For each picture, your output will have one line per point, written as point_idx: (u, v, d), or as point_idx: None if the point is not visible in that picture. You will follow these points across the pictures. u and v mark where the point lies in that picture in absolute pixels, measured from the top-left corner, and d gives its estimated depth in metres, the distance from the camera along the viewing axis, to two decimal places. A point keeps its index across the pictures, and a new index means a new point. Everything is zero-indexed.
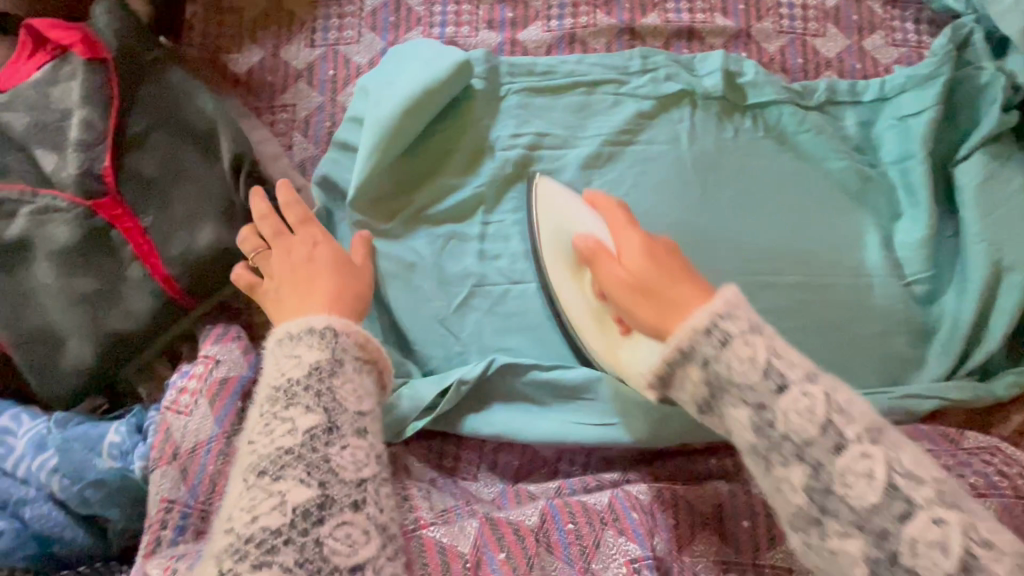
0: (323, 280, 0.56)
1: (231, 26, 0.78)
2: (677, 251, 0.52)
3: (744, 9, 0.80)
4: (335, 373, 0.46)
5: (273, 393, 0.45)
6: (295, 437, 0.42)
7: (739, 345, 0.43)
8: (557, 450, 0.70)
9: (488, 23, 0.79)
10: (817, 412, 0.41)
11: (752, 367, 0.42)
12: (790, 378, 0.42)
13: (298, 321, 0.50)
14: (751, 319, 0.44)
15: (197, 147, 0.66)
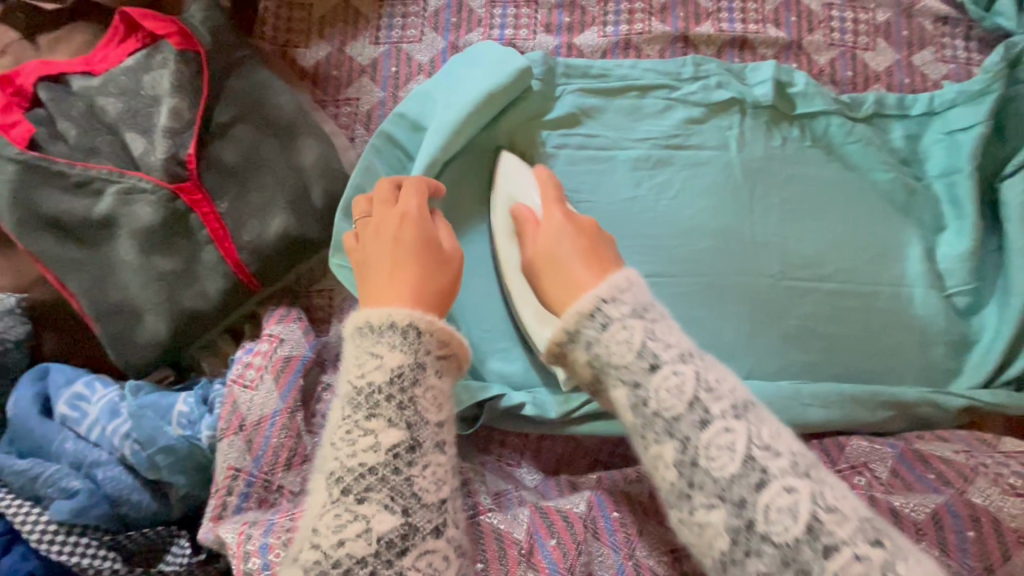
0: (407, 271, 0.52)
1: (301, 21, 0.81)
2: (599, 241, 0.54)
3: (796, 21, 0.82)
4: (417, 382, 0.46)
5: (351, 397, 0.45)
6: (377, 453, 0.42)
7: (617, 330, 0.45)
8: (598, 442, 0.73)
9: (546, 27, 0.82)
10: (627, 345, 0.44)
11: (625, 347, 0.44)
12: (713, 412, 0.41)
13: (375, 312, 0.48)
14: (640, 299, 0.47)
15: (273, 139, 0.70)
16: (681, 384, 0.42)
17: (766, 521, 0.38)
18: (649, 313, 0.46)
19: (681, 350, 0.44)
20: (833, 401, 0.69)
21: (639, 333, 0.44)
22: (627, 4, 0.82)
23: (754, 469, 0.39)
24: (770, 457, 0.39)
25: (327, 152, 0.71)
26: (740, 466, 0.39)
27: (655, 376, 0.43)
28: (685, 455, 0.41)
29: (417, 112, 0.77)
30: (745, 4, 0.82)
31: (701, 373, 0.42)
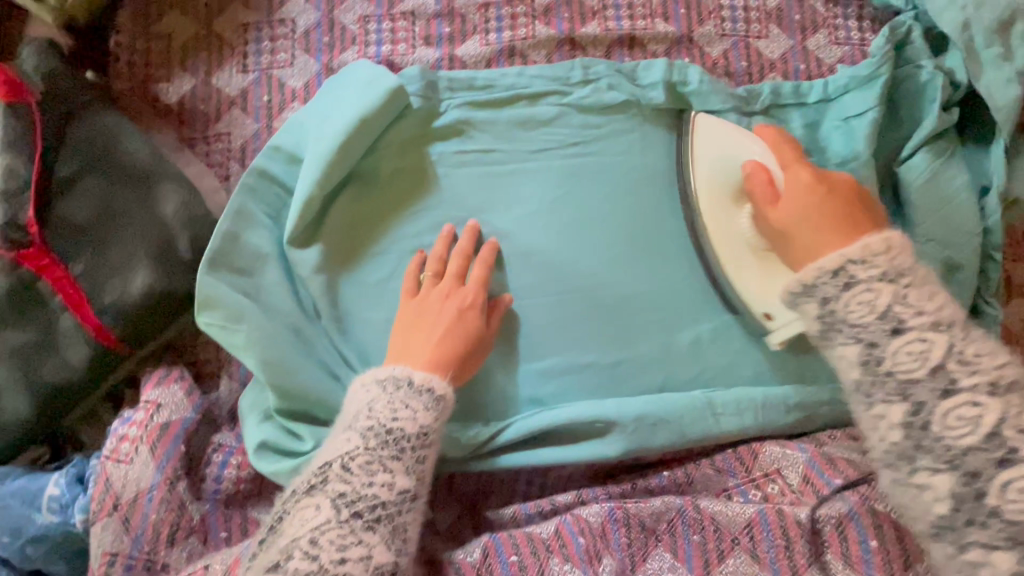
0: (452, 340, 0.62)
1: (160, 53, 0.75)
2: (846, 207, 0.58)
3: (685, 13, 0.78)
4: (432, 443, 0.56)
5: (376, 431, 0.54)
6: (390, 492, 0.52)
7: (861, 292, 0.50)
8: (514, 472, 0.71)
9: (425, 39, 0.77)
10: (867, 307, 0.49)
11: (865, 308, 0.49)
12: (907, 323, 0.48)
13: (418, 371, 0.58)
14: (896, 263, 0.50)
15: (129, 190, 0.64)
16: (926, 351, 0.47)
17: (938, 399, 0.46)
18: (902, 277, 0.49)
19: (932, 319, 0.48)
20: (744, 407, 0.70)
21: (887, 298, 0.49)
22: (509, 8, 0.78)
23: (945, 378, 0.46)
24: (969, 373, 0.46)
25: (191, 199, 0.66)
26: (928, 372, 0.47)
27: (898, 340, 0.48)
28: (915, 420, 0.47)
29: (293, 144, 0.72)
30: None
31: (951, 343, 0.47)
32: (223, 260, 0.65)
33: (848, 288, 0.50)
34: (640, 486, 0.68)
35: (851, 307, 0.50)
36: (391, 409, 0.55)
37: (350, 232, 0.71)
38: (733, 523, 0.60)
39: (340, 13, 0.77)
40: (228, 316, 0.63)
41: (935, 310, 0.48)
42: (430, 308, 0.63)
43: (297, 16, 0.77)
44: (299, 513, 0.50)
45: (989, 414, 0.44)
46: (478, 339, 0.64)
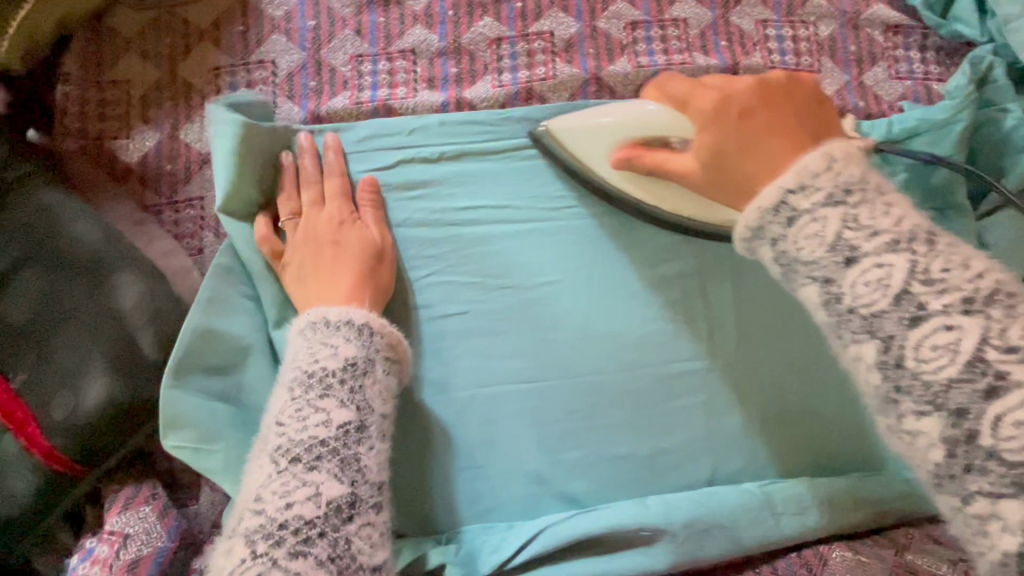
0: (333, 277, 0.55)
1: (115, 104, 0.64)
2: (782, 104, 0.43)
3: (727, 45, 0.68)
4: (362, 440, 0.42)
5: (286, 448, 0.40)
6: (328, 428, 0.41)
7: (807, 222, 0.36)
8: None
9: (428, 81, 0.66)
10: (819, 241, 0.35)
11: (817, 242, 0.35)
12: (862, 249, 0.34)
13: (332, 310, 0.49)
14: (848, 176, 0.36)
15: (80, 283, 0.54)
16: (886, 275, 0.33)
17: (908, 330, 0.32)
18: (854, 194, 0.36)
19: (890, 237, 0.34)
20: (808, 505, 0.59)
21: (838, 222, 0.35)
22: (525, 44, 0.67)
23: (911, 304, 0.32)
24: (935, 291, 0.32)
25: (156, 287, 0.55)
26: (894, 302, 0.33)
27: (851, 269, 0.34)
28: (888, 358, 0.33)
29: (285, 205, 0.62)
30: (664, 31, 0.68)
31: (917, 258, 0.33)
32: (197, 361, 0.55)
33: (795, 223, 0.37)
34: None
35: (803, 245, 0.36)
36: (312, 357, 0.45)
37: None
38: None
39: (329, 53, 0.66)
40: (201, 436, 0.52)
41: (909, 214, 0.35)
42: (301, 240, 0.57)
43: (278, 56, 0.66)
44: (219, 565, 0.38)
45: (970, 338, 0.31)
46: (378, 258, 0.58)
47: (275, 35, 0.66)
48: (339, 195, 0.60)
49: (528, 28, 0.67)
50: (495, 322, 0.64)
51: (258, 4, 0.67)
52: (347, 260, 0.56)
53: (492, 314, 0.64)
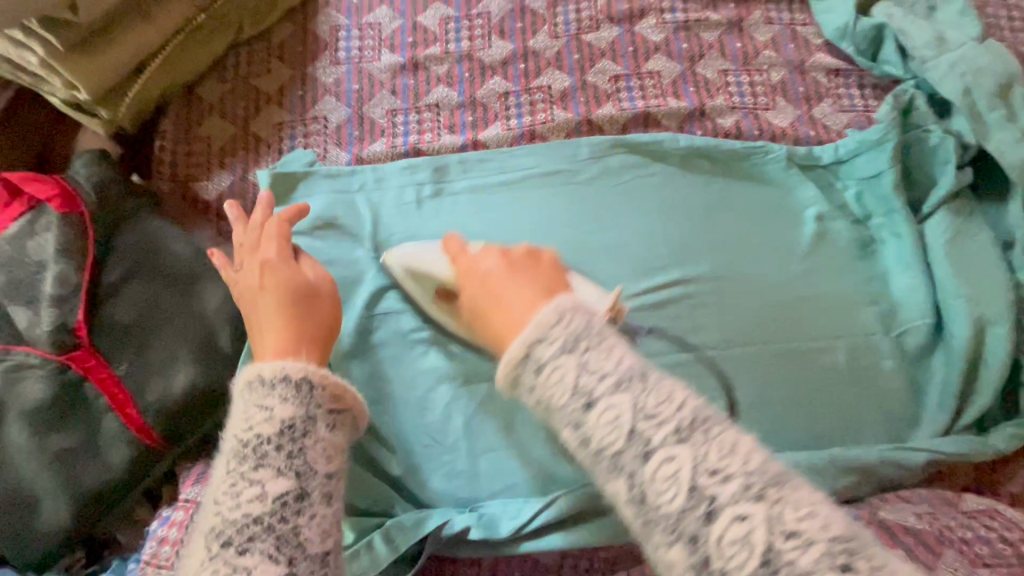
0: (280, 321, 0.50)
1: (199, 154, 0.79)
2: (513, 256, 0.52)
3: (694, 91, 0.82)
4: (304, 514, 0.36)
5: (216, 531, 0.35)
6: (264, 503, 0.35)
7: (551, 371, 0.38)
8: (562, 556, 0.66)
9: (450, 128, 0.81)
10: (676, 483, 0.33)
11: (674, 488, 0.33)
12: (654, 441, 0.34)
13: (266, 365, 0.42)
14: (575, 327, 0.39)
15: (174, 290, 0.67)
16: (748, 534, 0.31)
17: (706, 526, 0.32)
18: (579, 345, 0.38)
19: (672, 427, 0.34)
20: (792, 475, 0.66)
21: (690, 467, 0.33)
22: (527, 96, 0.82)
23: (700, 500, 0.32)
24: (718, 482, 0.32)
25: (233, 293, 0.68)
26: (685, 497, 0.32)
27: (712, 525, 0.32)
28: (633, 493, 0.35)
29: (346, 222, 0.76)
30: (642, 81, 0.83)
31: (773, 514, 0.31)
32: None
33: (591, 409, 0.36)
34: None
35: (600, 430, 0.35)
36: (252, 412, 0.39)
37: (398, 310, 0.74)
38: None
39: (370, 108, 0.82)
40: None
41: (741, 469, 0.33)
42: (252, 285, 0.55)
43: (329, 113, 0.82)
44: None
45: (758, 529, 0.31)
46: (317, 297, 0.55)
47: (327, 97, 0.82)
48: (281, 240, 0.59)
49: (530, 83, 0.82)
50: None
51: (315, 75, 0.83)
52: (279, 306, 0.52)
53: None
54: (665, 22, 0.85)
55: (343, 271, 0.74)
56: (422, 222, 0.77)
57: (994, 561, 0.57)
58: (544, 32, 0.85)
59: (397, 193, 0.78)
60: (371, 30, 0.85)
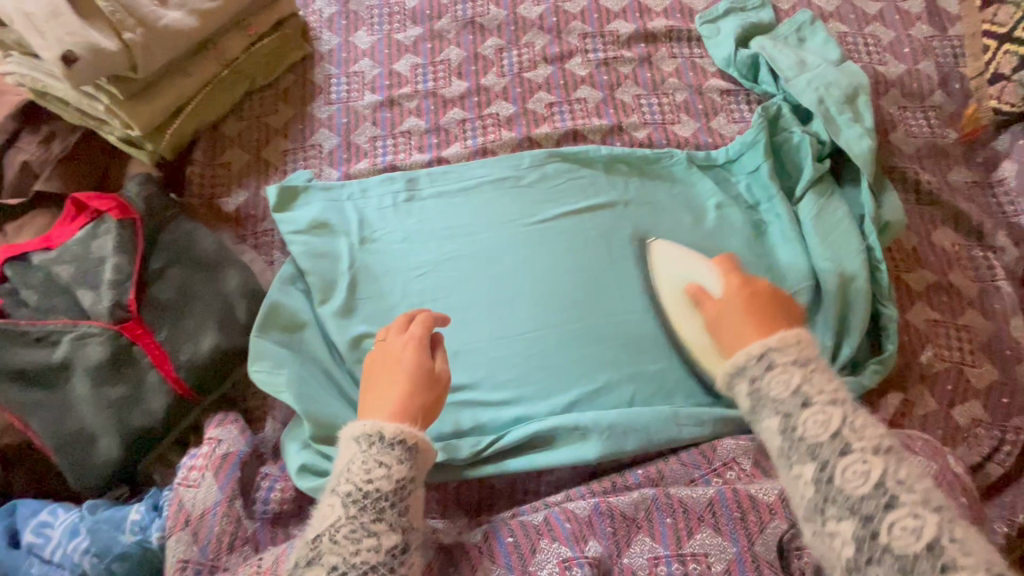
0: (399, 394, 0.65)
1: (222, 177, 1.00)
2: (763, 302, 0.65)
3: (614, 111, 1.03)
4: (401, 558, 0.58)
5: (343, 567, 0.56)
6: (378, 553, 0.57)
7: (774, 376, 0.58)
8: (512, 480, 0.84)
9: (419, 148, 1.02)
10: (820, 427, 0.55)
11: (821, 430, 0.55)
12: (852, 445, 0.54)
13: (386, 424, 0.62)
14: (804, 354, 0.60)
15: (202, 276, 0.86)
16: (867, 469, 0.52)
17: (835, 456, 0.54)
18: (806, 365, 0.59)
19: (836, 436, 0.55)
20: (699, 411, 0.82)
21: (838, 418, 0.55)
22: (480, 122, 1.03)
23: (839, 441, 0.54)
24: (856, 436, 0.54)
25: (248, 277, 0.87)
26: (829, 438, 0.55)
27: (842, 458, 0.54)
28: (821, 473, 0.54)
29: (337, 223, 0.96)
30: (572, 106, 1.04)
31: (888, 466, 0.53)
32: (270, 325, 0.86)
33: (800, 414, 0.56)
34: (619, 483, 0.79)
35: (848, 479, 0.53)
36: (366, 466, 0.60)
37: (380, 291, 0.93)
38: None
39: (356, 136, 1.03)
40: (274, 364, 0.83)
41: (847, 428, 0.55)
42: (389, 360, 0.68)
43: (324, 141, 1.03)
44: None
45: (875, 468, 0.52)
46: (435, 382, 0.67)
47: (322, 129, 1.04)
48: (426, 327, 0.71)
49: (483, 111, 1.04)
50: (464, 298, 0.92)
51: (312, 113, 1.05)
52: (402, 382, 0.66)
53: (461, 295, 0.93)
54: (589, 60, 1.07)
55: (335, 262, 0.93)
56: (400, 221, 0.97)
57: None
58: (493, 72, 1.07)
59: (378, 199, 0.98)
60: (357, 76, 1.07)
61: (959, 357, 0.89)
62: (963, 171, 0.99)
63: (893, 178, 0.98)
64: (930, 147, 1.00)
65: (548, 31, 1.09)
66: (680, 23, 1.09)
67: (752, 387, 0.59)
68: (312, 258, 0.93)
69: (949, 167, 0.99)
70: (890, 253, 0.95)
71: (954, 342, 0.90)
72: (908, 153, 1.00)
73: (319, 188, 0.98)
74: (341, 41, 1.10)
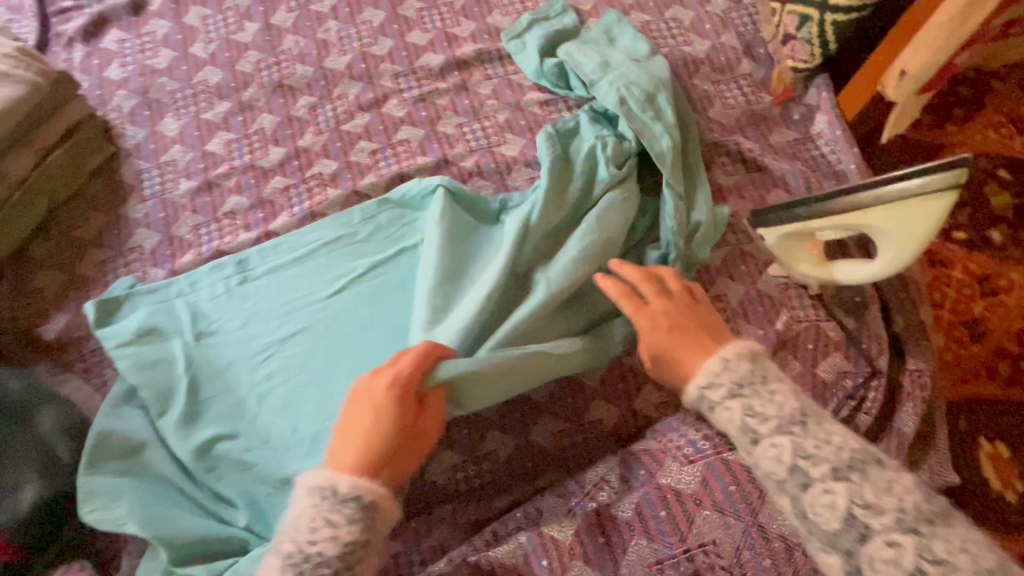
0: (360, 439, 0.63)
1: (37, 304, 0.93)
2: (686, 325, 0.69)
3: (438, 145, 1.01)
4: None
5: None
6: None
7: (723, 410, 0.59)
8: (393, 557, 0.78)
9: (246, 227, 0.98)
10: (830, 510, 0.50)
11: (829, 512, 0.51)
12: (872, 528, 0.49)
13: (341, 480, 0.60)
14: (736, 377, 0.60)
15: (11, 423, 0.78)
16: (899, 555, 0.47)
17: (861, 545, 0.49)
18: (744, 389, 0.59)
19: (896, 519, 0.48)
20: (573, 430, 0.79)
21: (845, 501, 0.50)
22: (305, 186, 1.00)
23: (856, 525, 0.49)
24: (875, 517, 0.49)
25: (67, 412, 0.81)
26: (841, 522, 0.50)
27: (865, 544, 0.49)
28: (849, 557, 0.49)
29: (165, 323, 0.90)
30: (395, 150, 1.01)
31: (853, 491, 0.50)
32: (104, 458, 0.79)
33: (722, 405, 0.59)
34: (500, 532, 0.76)
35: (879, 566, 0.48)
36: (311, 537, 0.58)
37: (225, 387, 0.87)
38: (686, 486, 0.67)
39: (177, 229, 0.98)
40: (110, 499, 0.76)
41: (896, 508, 0.49)
42: (358, 404, 0.66)
43: (143, 242, 0.97)
44: None
45: (908, 556, 0.47)
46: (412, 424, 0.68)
47: (140, 229, 0.98)
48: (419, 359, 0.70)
49: (306, 174, 1.00)
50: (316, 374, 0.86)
51: (126, 215, 0.99)
52: (360, 429, 0.64)
53: (310, 371, 0.86)
54: (405, 99, 1.05)
55: (166, 366, 0.87)
56: (237, 306, 0.92)
57: (696, 456, 0.68)
58: (310, 132, 1.03)
59: (212, 290, 0.93)
60: (169, 165, 1.02)
61: (814, 316, 0.89)
62: (783, 131, 1.01)
63: (718, 154, 0.99)
64: (747, 115, 1.02)
65: (359, 78, 1.07)
66: (489, 45, 1.08)
67: (744, 412, 0.57)
68: (141, 366, 0.86)
69: (770, 130, 1.01)
70: (731, 230, 0.95)
71: (806, 301, 0.90)
72: (728, 126, 1.01)
73: (141, 290, 0.92)
74: (147, 132, 1.05)
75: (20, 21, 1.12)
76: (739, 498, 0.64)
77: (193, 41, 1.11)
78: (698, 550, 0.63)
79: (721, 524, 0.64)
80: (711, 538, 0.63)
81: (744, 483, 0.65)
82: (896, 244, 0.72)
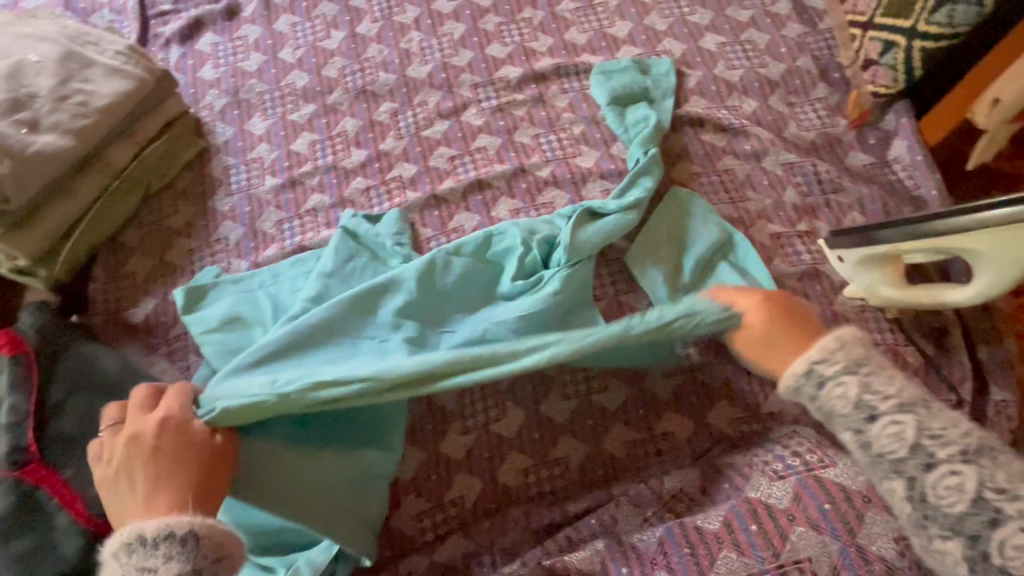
0: (152, 484, 0.61)
1: (127, 288, 0.97)
2: (785, 309, 0.66)
3: (515, 154, 1.04)
4: None
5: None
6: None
7: (834, 387, 0.60)
8: (466, 555, 0.78)
9: (326, 224, 1.01)
10: (958, 493, 0.53)
11: (956, 495, 0.53)
12: (1004, 511, 0.51)
13: (145, 527, 0.57)
14: (851, 357, 0.61)
15: (106, 399, 0.81)
16: None
17: (992, 530, 0.51)
18: (862, 367, 0.60)
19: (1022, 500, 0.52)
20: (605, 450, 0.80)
21: (973, 480, 0.53)
22: (385, 187, 1.03)
23: (986, 508, 0.52)
24: (1005, 500, 0.52)
25: None
26: (969, 506, 0.53)
27: (1000, 529, 0.51)
28: (977, 552, 0.52)
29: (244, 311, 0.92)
30: (473, 157, 1.04)
31: (979, 473, 0.53)
32: None
33: (824, 387, 0.61)
34: (574, 538, 0.76)
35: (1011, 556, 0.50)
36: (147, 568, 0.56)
37: None
38: (778, 502, 0.67)
39: (261, 223, 1.02)
40: None
41: None
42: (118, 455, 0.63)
43: (229, 234, 1.01)
44: None
45: None
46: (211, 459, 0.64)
47: (225, 222, 1.02)
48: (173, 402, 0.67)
49: (387, 177, 1.03)
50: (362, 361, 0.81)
51: (214, 208, 1.03)
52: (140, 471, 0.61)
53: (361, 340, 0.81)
54: (483, 109, 1.08)
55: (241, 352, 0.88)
56: None
57: (786, 472, 0.70)
58: (391, 137, 1.07)
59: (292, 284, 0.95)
60: (255, 163, 1.06)
61: (893, 339, 0.87)
62: (860, 154, 1.01)
63: (794, 174, 0.99)
64: (823, 137, 1.02)
65: (440, 87, 1.10)
66: (566, 60, 1.11)
67: (859, 390, 0.59)
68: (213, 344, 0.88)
69: (846, 154, 1.01)
70: (808, 249, 0.95)
71: (886, 325, 0.89)
72: (804, 148, 1.02)
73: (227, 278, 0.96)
74: (236, 130, 1.09)
75: (123, 22, 1.19)
76: (836, 516, 0.64)
77: (282, 47, 1.16)
78: (793, 567, 0.61)
79: (818, 542, 0.62)
80: (807, 556, 0.61)
81: (839, 501, 0.65)
82: (994, 266, 0.73)
